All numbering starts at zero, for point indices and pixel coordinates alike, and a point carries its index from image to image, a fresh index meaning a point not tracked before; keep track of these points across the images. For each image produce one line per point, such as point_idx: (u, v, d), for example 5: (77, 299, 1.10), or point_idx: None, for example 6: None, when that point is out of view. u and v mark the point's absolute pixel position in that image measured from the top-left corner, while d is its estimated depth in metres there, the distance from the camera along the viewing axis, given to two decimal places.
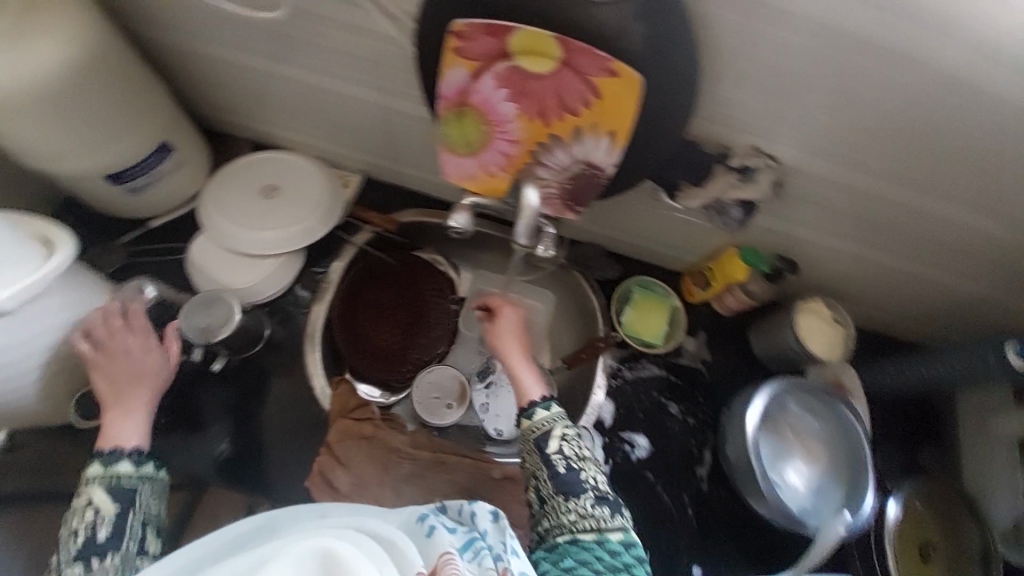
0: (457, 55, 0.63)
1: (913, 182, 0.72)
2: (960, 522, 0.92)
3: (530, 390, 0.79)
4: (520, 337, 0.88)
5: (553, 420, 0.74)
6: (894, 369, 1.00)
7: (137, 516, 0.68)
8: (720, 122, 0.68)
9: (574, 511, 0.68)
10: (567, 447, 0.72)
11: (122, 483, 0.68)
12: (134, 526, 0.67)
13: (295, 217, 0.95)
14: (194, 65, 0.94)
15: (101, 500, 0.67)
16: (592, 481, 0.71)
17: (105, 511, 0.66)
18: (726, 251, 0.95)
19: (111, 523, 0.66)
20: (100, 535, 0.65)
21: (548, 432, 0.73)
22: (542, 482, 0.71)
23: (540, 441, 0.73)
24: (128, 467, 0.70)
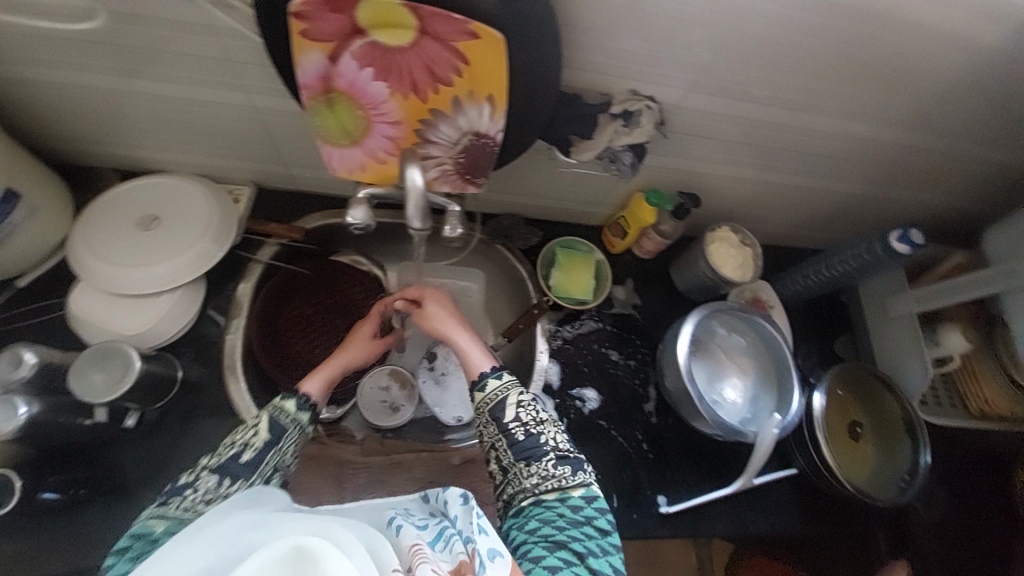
0: (306, 38, 0.58)
1: (780, 100, 0.77)
2: (877, 395, 1.03)
3: (480, 362, 0.78)
4: (454, 313, 0.88)
5: (506, 388, 0.74)
6: (801, 277, 1.10)
7: (274, 456, 0.69)
8: (595, 71, 0.69)
9: (536, 475, 0.69)
10: (524, 413, 0.72)
11: (283, 420, 0.71)
12: (269, 466, 0.68)
13: (184, 245, 0.87)
14: (24, 96, 0.82)
15: (263, 429, 0.69)
16: (552, 442, 0.71)
17: (259, 439, 0.68)
18: (633, 197, 0.98)
19: (257, 451, 0.67)
20: (244, 458, 0.66)
21: (502, 401, 0.73)
22: (502, 452, 0.71)
23: (495, 412, 0.73)
24: (294, 408, 0.72)
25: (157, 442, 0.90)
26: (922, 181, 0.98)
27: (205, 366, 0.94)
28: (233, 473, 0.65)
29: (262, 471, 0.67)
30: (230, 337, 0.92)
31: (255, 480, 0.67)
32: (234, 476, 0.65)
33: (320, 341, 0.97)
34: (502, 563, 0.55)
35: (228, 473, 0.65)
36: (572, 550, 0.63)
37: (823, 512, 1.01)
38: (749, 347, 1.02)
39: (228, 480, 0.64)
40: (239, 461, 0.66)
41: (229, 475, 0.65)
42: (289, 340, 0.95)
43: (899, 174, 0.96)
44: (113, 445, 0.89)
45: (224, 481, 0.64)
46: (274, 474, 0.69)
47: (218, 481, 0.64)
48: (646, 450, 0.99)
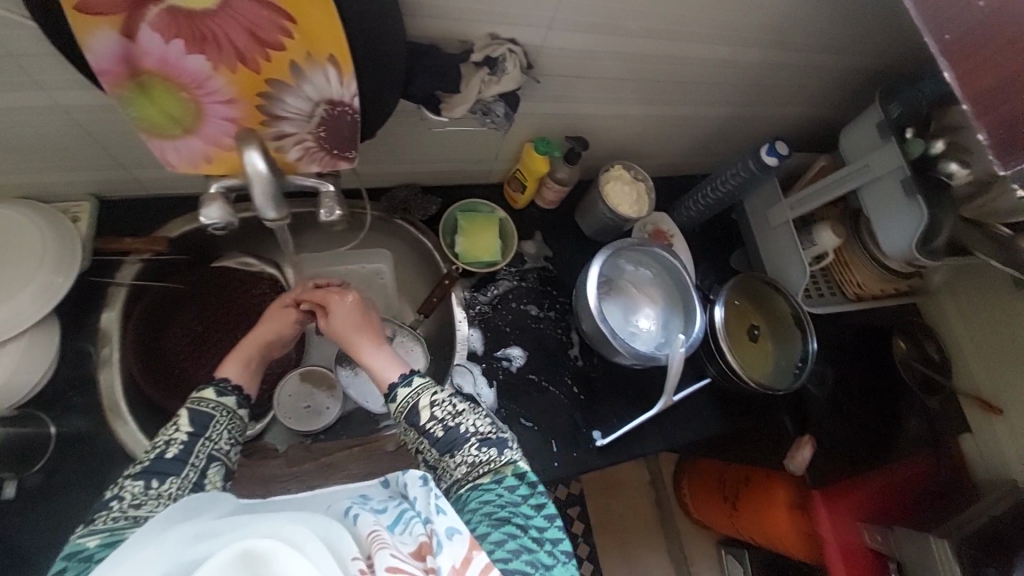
0: (88, 14, 0.49)
1: (643, 30, 0.77)
2: (771, 298, 1.12)
3: (388, 374, 0.79)
4: (362, 321, 0.86)
5: (416, 392, 0.74)
6: (694, 203, 1.16)
7: (205, 445, 0.67)
8: (447, 17, 0.64)
9: (463, 464, 0.69)
10: (439, 410, 0.72)
11: (205, 409, 0.70)
12: (201, 456, 0.66)
13: (18, 280, 0.74)
14: None
15: (185, 423, 0.68)
16: (473, 428, 0.72)
17: (182, 433, 0.67)
18: (524, 148, 0.96)
19: (183, 445, 0.66)
20: (170, 455, 0.64)
21: (415, 405, 0.73)
22: (427, 451, 0.71)
23: (410, 416, 0.72)
24: (213, 396, 0.72)
25: (44, 507, 0.76)
26: (786, 95, 1.04)
27: (85, 414, 0.81)
28: (161, 472, 0.63)
29: (194, 463, 0.65)
30: (104, 373, 0.82)
31: (191, 473, 0.65)
32: (164, 473, 0.62)
33: (219, 357, 0.90)
34: (461, 539, 0.55)
35: (157, 471, 0.62)
36: (515, 523, 0.63)
37: (739, 411, 1.11)
38: (655, 276, 1.07)
39: (157, 479, 0.62)
40: (165, 457, 0.64)
41: (157, 474, 0.62)
42: (182, 364, 0.88)
43: (766, 90, 1.01)
44: None
45: (153, 478, 0.62)
46: (211, 466, 0.67)
47: (144, 482, 0.61)
48: (576, 392, 1.03)
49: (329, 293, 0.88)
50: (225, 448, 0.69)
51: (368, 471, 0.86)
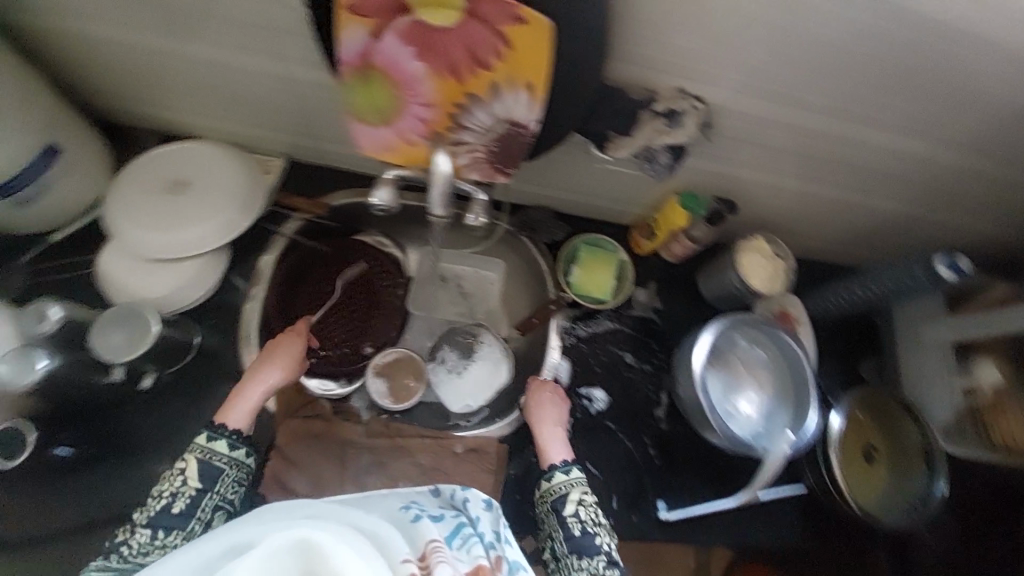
0: (352, 13, 0.58)
1: (835, 109, 0.73)
2: (896, 420, 1.00)
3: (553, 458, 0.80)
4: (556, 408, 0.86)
5: (570, 485, 0.76)
6: (837, 295, 1.06)
7: (213, 498, 0.69)
8: (641, 65, 0.66)
9: (586, 570, 0.70)
10: (584, 511, 0.74)
11: (216, 463, 0.71)
12: (208, 509, 0.69)
13: (210, 211, 0.87)
14: (68, 51, 0.81)
15: (194, 476, 0.69)
16: (607, 544, 0.72)
17: (190, 487, 0.68)
18: (669, 200, 0.94)
19: (189, 499, 0.68)
20: (175, 509, 0.67)
21: (565, 496, 0.75)
22: (557, 542, 0.73)
23: (556, 503, 0.75)
24: (224, 450, 0.72)
25: (170, 405, 0.89)
26: (979, 207, 0.92)
27: (223, 335, 0.93)
28: (165, 525, 0.66)
29: (200, 517, 0.68)
30: (248, 308, 0.93)
31: (195, 526, 0.67)
32: (169, 527, 0.66)
33: (335, 322, 0.97)
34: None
35: (161, 523, 0.66)
36: None
37: (828, 530, 1.00)
38: (770, 360, 0.99)
39: (162, 531, 0.66)
40: (170, 512, 0.67)
41: (161, 527, 0.66)
42: (305, 319, 0.95)
43: (956, 197, 0.90)
44: (121, 406, 0.88)
45: (160, 530, 0.66)
46: (216, 515, 0.70)
47: (151, 534, 0.65)
48: (653, 454, 0.98)
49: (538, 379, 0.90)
50: (230, 497, 0.71)
51: (432, 465, 0.90)
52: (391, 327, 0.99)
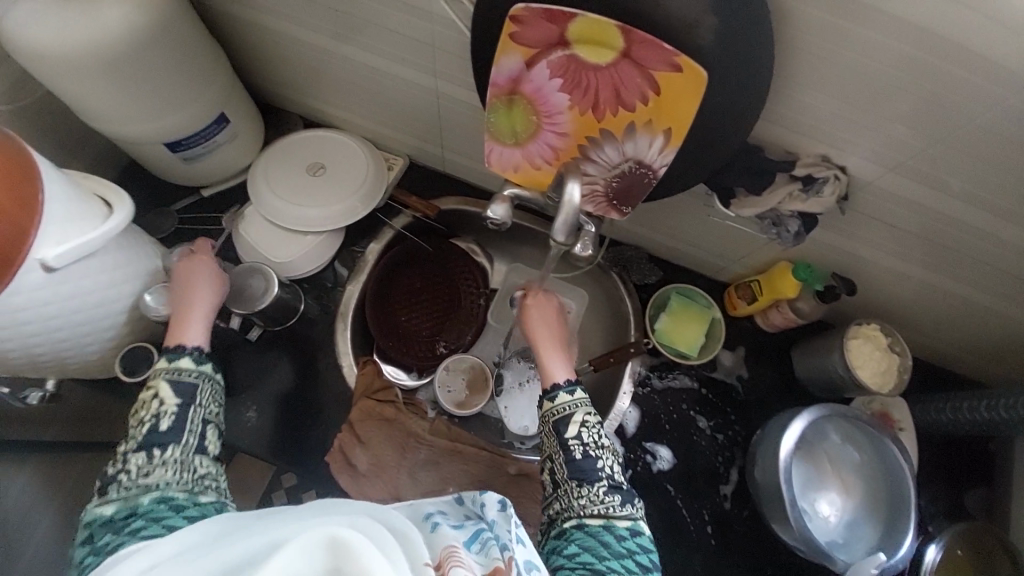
0: (514, 41, 0.59)
1: (1001, 207, 0.65)
2: (1000, 570, 0.85)
3: (553, 371, 0.75)
4: (552, 323, 0.84)
5: (575, 404, 0.71)
6: (954, 407, 0.93)
7: (198, 412, 0.70)
8: (788, 127, 0.64)
9: (585, 497, 0.66)
10: (587, 434, 0.69)
11: (185, 378, 0.70)
12: (196, 422, 0.69)
13: (337, 195, 0.95)
14: (253, 39, 0.93)
15: (170, 395, 0.69)
16: (608, 470, 0.68)
17: (170, 405, 0.68)
18: (778, 265, 0.89)
19: (173, 416, 0.68)
20: (163, 427, 0.67)
21: (569, 416, 0.70)
22: (557, 466, 0.69)
23: (558, 424, 0.71)
24: (191, 364, 0.72)
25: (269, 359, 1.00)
26: None
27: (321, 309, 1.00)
28: (159, 443, 0.66)
29: (191, 431, 0.68)
30: (349, 286, 1.00)
31: (189, 440, 0.67)
32: (162, 444, 0.66)
33: (420, 317, 1.01)
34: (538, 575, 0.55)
35: (154, 442, 0.66)
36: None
37: None
38: (864, 466, 0.90)
39: (157, 449, 0.65)
40: (159, 430, 0.66)
41: (154, 446, 0.65)
42: (395, 309, 1.00)
43: None
44: (228, 350, 0.99)
45: (154, 449, 0.65)
46: (207, 430, 0.70)
47: (145, 455, 0.65)
48: (708, 533, 0.91)
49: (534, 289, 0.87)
50: (214, 411, 0.72)
51: (484, 479, 0.90)
52: (467, 333, 1.01)
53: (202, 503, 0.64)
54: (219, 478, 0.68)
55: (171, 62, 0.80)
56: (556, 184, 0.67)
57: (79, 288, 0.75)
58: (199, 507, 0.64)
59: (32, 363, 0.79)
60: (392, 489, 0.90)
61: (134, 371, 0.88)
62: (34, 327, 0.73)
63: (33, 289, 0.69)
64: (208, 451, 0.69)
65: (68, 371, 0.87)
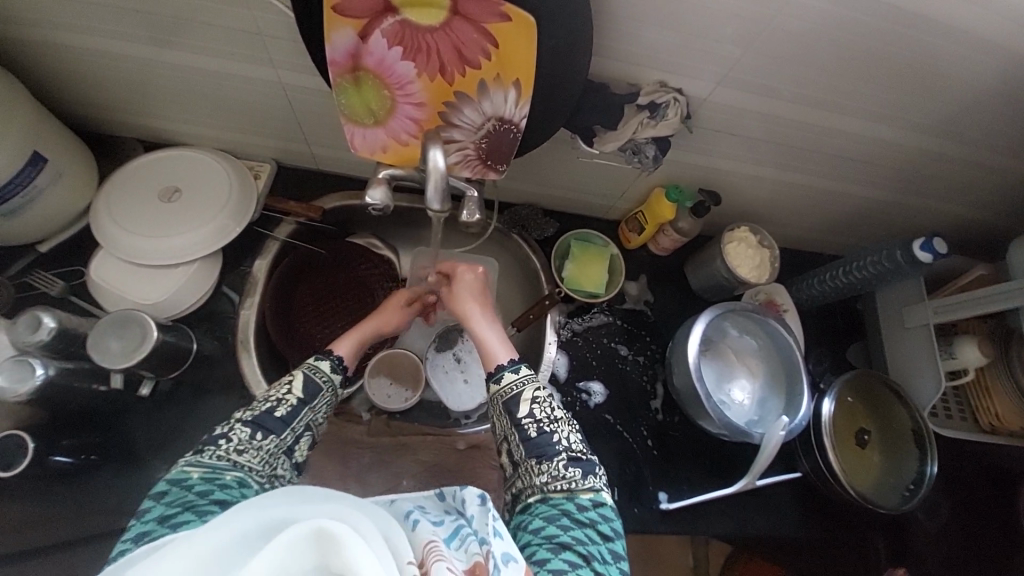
0: (339, 14, 0.57)
1: (810, 100, 0.75)
2: (886, 405, 1.03)
3: (496, 353, 0.76)
4: (479, 297, 0.85)
5: (522, 382, 0.71)
6: (820, 280, 1.10)
7: (308, 413, 0.68)
8: (624, 61, 0.69)
9: (546, 474, 0.66)
10: (539, 409, 0.69)
11: (318, 379, 0.71)
12: (301, 424, 0.67)
13: (203, 218, 0.87)
14: (50, 60, 0.80)
15: (297, 386, 0.69)
16: (565, 442, 0.68)
17: (293, 396, 0.68)
18: (654, 192, 0.97)
19: (291, 407, 0.67)
20: (277, 414, 0.65)
21: (518, 395, 0.70)
22: (514, 446, 0.69)
23: (509, 404, 0.70)
24: (328, 369, 0.73)
25: (173, 411, 0.90)
26: (949, 190, 0.97)
27: (220, 342, 0.93)
28: (267, 426, 0.64)
29: (293, 430, 0.66)
30: (245, 311, 0.92)
31: (287, 436, 0.65)
32: (267, 429, 0.64)
33: (332, 322, 0.98)
34: (516, 567, 0.54)
35: (265, 423, 0.64)
36: (577, 551, 0.60)
37: (824, 517, 1.03)
38: (759, 349, 1.03)
39: (262, 432, 0.63)
40: (274, 414, 0.65)
41: (261, 428, 0.63)
42: (302, 321, 0.96)
43: (927, 181, 0.94)
44: (124, 412, 0.88)
45: (260, 431, 0.63)
46: (305, 436, 0.68)
47: (251, 432, 0.62)
48: (650, 446, 0.99)
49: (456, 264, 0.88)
50: (316, 421, 0.70)
51: (435, 462, 0.91)
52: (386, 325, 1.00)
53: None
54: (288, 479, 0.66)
55: None
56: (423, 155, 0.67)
57: None
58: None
59: None
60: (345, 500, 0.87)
61: (9, 466, 0.74)
62: None
63: None
64: (293, 455, 0.66)
65: None
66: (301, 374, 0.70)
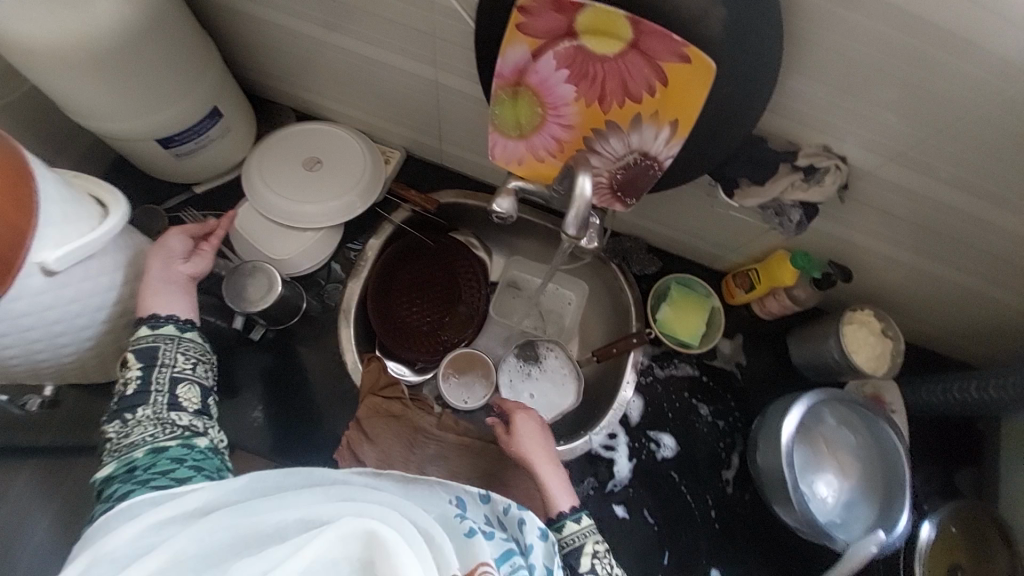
0: (520, 31, 0.59)
1: (991, 194, 0.67)
2: (989, 548, 0.89)
3: (556, 498, 0.70)
4: (543, 442, 0.77)
5: (584, 536, 0.67)
6: (942, 388, 0.97)
7: (164, 371, 0.70)
8: (788, 117, 0.65)
9: None
10: (600, 566, 0.66)
11: (144, 341, 0.70)
12: (162, 380, 0.69)
13: (336, 191, 0.94)
14: (244, 29, 0.90)
15: (131, 359, 0.69)
16: None
17: (133, 369, 0.69)
18: (776, 253, 0.91)
19: (137, 381, 0.68)
20: (130, 391, 0.68)
21: (579, 548, 0.67)
22: None
23: (570, 558, 0.67)
24: (146, 330, 0.70)
25: (269, 360, 0.96)
26: None
27: (322, 305, 0.99)
28: (131, 405, 0.68)
29: (158, 390, 0.69)
30: (351, 284, 0.98)
31: (158, 399, 0.69)
32: (133, 406, 0.68)
33: (422, 312, 1.02)
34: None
35: (128, 405, 0.68)
36: None
37: None
38: (859, 447, 0.93)
39: (129, 413, 0.67)
40: (128, 394, 0.68)
41: (126, 411, 0.68)
42: (397, 305, 1.00)
43: None
44: (228, 351, 0.95)
45: (127, 413, 0.67)
46: (176, 386, 0.70)
47: (120, 421, 0.67)
48: (713, 517, 0.93)
49: (515, 405, 0.80)
50: (187, 369, 0.72)
51: (492, 471, 0.91)
52: (469, 325, 1.01)
53: (195, 449, 0.67)
54: (207, 423, 0.71)
55: (165, 56, 0.78)
56: (564, 176, 0.66)
57: (81, 292, 0.72)
58: (192, 459, 0.66)
59: (30, 369, 0.76)
60: None
61: None
62: (37, 334, 0.71)
63: (33, 294, 0.66)
64: (185, 407, 0.70)
65: (68, 376, 0.83)
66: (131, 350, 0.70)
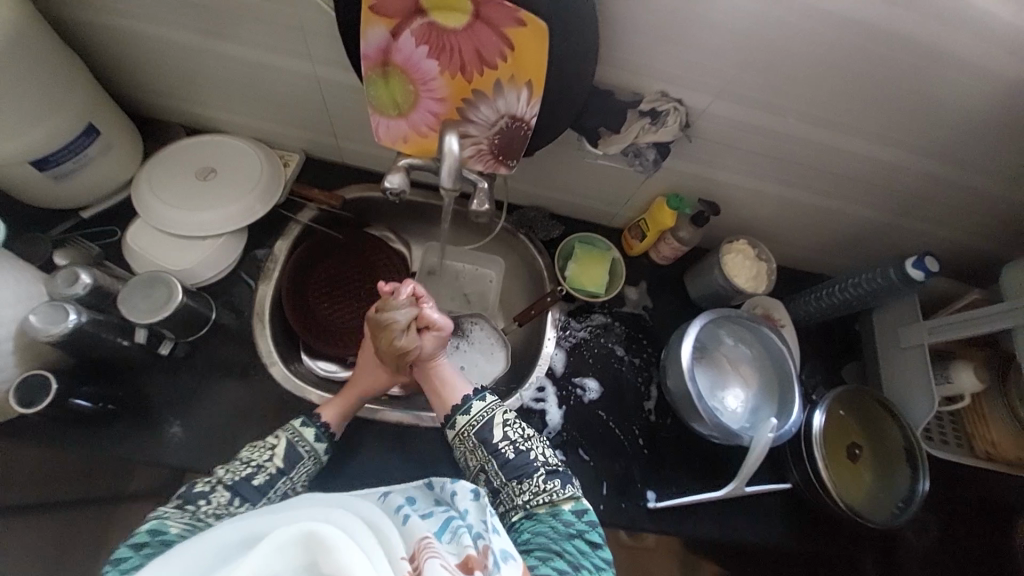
0: (374, 13, 0.64)
1: (805, 115, 0.80)
2: (881, 421, 1.05)
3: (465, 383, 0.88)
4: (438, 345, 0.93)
5: (491, 410, 0.82)
6: (815, 298, 1.12)
7: (284, 483, 0.78)
8: (628, 69, 0.75)
9: (528, 491, 0.76)
10: (512, 432, 0.81)
11: (301, 448, 0.80)
12: (278, 491, 0.77)
13: (235, 196, 0.95)
14: (113, 46, 0.89)
15: (279, 454, 0.78)
16: (540, 457, 0.79)
17: (273, 463, 0.77)
18: (655, 200, 1.02)
19: (269, 475, 0.76)
20: (257, 479, 0.75)
21: (489, 422, 0.81)
22: (493, 471, 0.79)
23: (483, 433, 0.81)
24: (311, 439, 0.82)
25: (184, 377, 0.92)
26: (941, 215, 1.00)
27: (237, 313, 0.97)
28: (243, 493, 0.73)
29: (270, 496, 0.75)
30: (265, 288, 0.98)
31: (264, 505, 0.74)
32: (244, 496, 0.73)
33: (344, 307, 1.04)
34: (513, 564, 0.60)
35: (242, 490, 0.73)
36: (565, 560, 0.68)
37: (817, 530, 1.03)
38: (754, 358, 1.06)
39: (241, 498, 0.72)
40: (252, 482, 0.74)
41: (239, 494, 0.72)
42: (316, 303, 1.02)
43: (923, 204, 0.98)
44: (142, 373, 0.91)
45: (240, 496, 0.72)
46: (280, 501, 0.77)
47: (230, 497, 0.71)
48: (641, 445, 1.01)
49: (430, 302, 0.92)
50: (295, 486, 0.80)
51: (437, 440, 0.94)
52: None
53: None
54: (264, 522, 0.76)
55: (24, 74, 0.75)
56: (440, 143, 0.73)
57: None
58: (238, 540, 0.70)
59: None
60: (345, 471, 0.90)
61: (32, 402, 0.78)
62: None
63: None
64: None
65: None
66: (284, 439, 0.80)
